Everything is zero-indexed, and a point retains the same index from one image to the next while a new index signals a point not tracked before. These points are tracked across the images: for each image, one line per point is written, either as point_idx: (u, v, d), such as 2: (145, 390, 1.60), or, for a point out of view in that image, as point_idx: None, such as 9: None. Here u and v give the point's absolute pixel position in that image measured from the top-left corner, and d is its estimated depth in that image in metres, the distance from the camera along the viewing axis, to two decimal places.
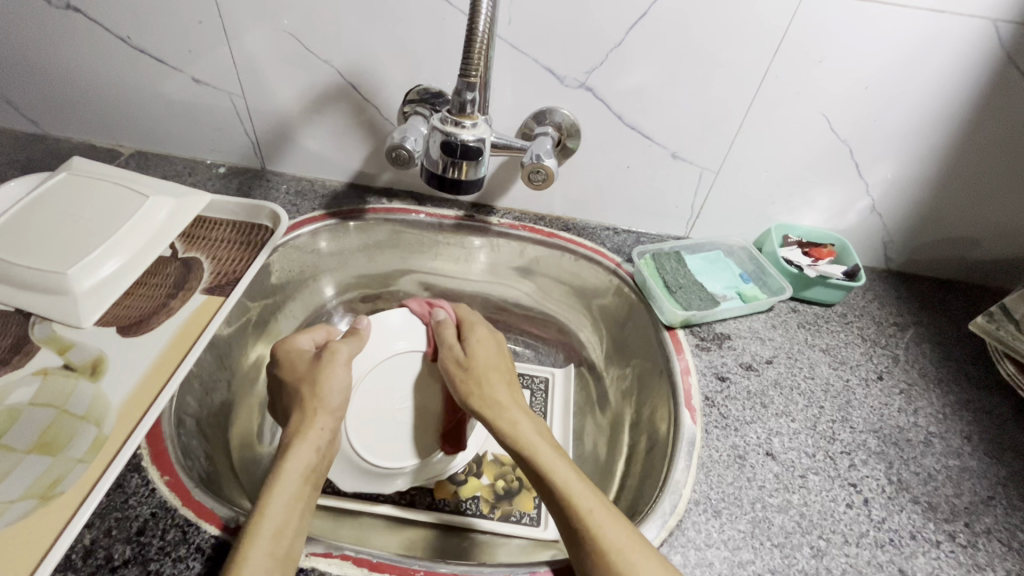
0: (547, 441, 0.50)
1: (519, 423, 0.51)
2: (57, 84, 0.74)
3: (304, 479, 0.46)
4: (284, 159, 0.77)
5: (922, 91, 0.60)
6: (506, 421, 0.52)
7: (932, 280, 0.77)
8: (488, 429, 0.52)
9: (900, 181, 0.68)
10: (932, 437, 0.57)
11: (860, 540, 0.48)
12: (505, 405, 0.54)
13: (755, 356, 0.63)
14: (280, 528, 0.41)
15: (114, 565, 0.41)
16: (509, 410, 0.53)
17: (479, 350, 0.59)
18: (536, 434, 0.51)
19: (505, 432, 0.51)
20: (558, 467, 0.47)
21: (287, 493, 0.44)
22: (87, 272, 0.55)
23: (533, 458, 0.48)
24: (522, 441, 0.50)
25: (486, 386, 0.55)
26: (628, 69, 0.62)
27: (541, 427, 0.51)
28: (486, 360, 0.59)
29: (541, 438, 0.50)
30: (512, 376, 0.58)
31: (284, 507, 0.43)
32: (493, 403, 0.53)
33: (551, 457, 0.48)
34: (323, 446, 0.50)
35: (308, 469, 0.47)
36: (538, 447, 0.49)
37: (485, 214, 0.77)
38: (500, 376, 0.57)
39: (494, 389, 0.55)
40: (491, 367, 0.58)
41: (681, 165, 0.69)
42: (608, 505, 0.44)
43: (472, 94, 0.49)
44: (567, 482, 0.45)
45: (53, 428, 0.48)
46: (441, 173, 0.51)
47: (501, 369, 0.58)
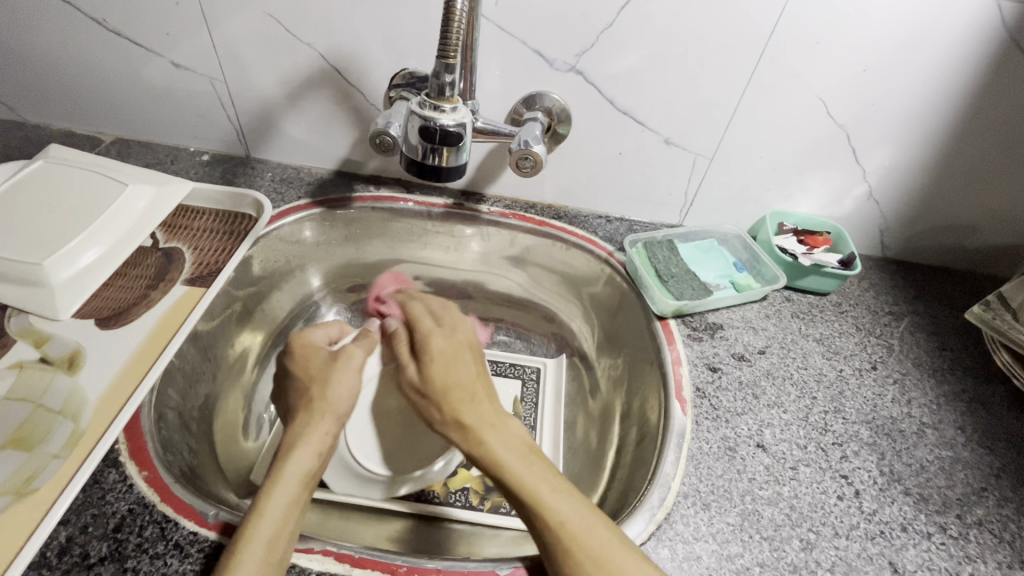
0: (517, 447, 0.47)
1: (481, 419, 0.49)
2: (32, 69, 0.72)
3: (302, 483, 0.45)
4: (268, 146, 0.75)
5: (922, 74, 0.58)
6: (467, 414, 0.49)
7: (929, 268, 0.76)
8: (453, 427, 0.49)
9: (897, 167, 0.66)
10: (925, 428, 0.56)
11: (851, 533, 0.48)
12: (465, 394, 0.51)
13: (748, 347, 0.62)
14: (275, 534, 0.40)
15: (91, 562, 0.40)
16: (471, 399, 0.50)
17: (435, 340, 0.56)
18: (501, 432, 0.48)
19: (466, 429, 0.48)
20: (531, 473, 0.45)
21: (286, 496, 0.43)
22: (63, 263, 0.53)
23: (497, 460, 0.46)
24: (485, 438, 0.47)
25: (444, 376, 0.52)
26: (620, 52, 0.60)
27: (513, 432, 0.48)
28: (441, 348, 0.56)
29: (507, 437, 0.47)
30: (476, 361, 0.55)
31: (282, 512, 0.42)
32: (454, 394, 0.51)
33: (525, 461, 0.46)
34: (326, 448, 0.48)
35: (308, 472, 0.46)
36: (503, 446, 0.47)
37: (475, 202, 0.75)
38: (458, 361, 0.54)
39: (462, 388, 0.51)
40: (449, 353, 0.55)
41: (674, 151, 0.67)
42: (586, 510, 0.43)
43: (450, 76, 0.47)
44: (538, 495, 0.43)
45: (28, 422, 0.47)
46: (421, 160, 0.50)
47: (459, 350, 0.55)
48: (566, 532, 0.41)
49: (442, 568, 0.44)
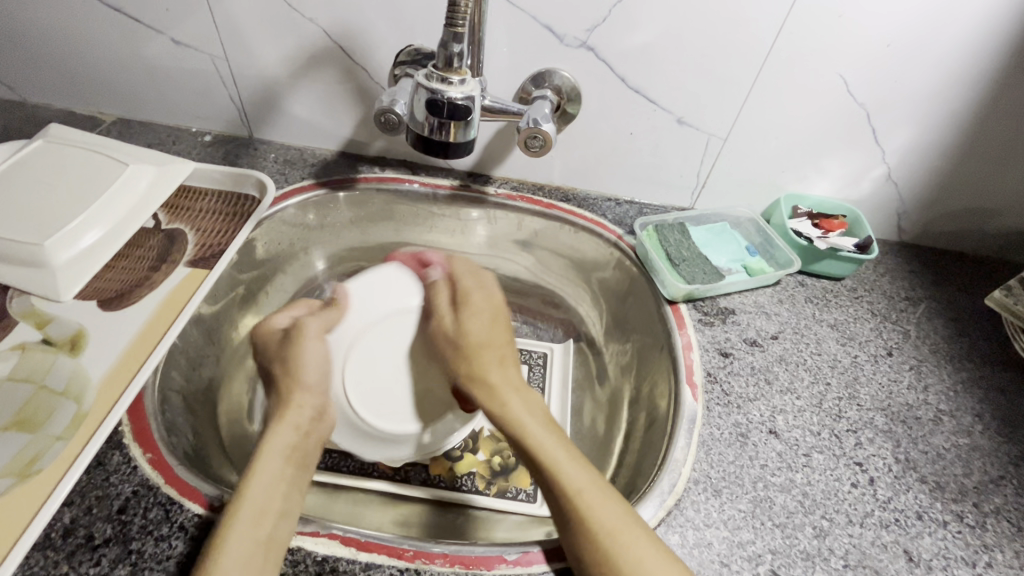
0: (539, 416, 0.47)
1: (507, 381, 0.49)
2: (31, 47, 0.70)
3: (287, 459, 0.45)
4: (271, 126, 0.74)
5: (948, 50, 0.56)
6: (492, 374, 0.50)
7: (946, 253, 0.74)
8: (474, 382, 0.50)
9: (918, 148, 0.64)
10: (942, 415, 0.55)
11: (865, 520, 0.47)
12: (490, 355, 0.52)
13: (760, 332, 0.61)
14: (262, 507, 0.40)
15: (95, 544, 0.40)
16: (497, 363, 0.51)
17: (476, 296, 0.57)
18: (525, 398, 0.48)
19: (491, 387, 0.49)
20: (548, 439, 0.44)
21: (269, 475, 0.43)
22: (64, 244, 0.52)
23: (517, 418, 0.46)
24: (508, 399, 0.48)
25: (473, 331, 0.54)
26: (633, 27, 0.58)
27: (537, 402, 0.48)
28: (478, 307, 0.56)
29: (531, 405, 0.47)
30: (506, 331, 0.55)
31: (267, 487, 0.42)
32: (478, 351, 0.52)
33: (545, 427, 0.46)
34: (303, 424, 0.48)
35: (290, 450, 0.45)
36: (523, 409, 0.47)
37: (482, 184, 0.74)
38: (491, 327, 0.54)
39: (490, 348, 0.52)
40: (484, 315, 0.55)
41: (687, 132, 0.66)
42: (602, 483, 0.42)
43: (458, 45, 0.46)
44: (555, 458, 0.43)
45: (31, 403, 0.46)
46: (428, 135, 0.48)
47: (494, 322, 0.55)
48: (581, 502, 0.40)
49: (449, 553, 0.43)
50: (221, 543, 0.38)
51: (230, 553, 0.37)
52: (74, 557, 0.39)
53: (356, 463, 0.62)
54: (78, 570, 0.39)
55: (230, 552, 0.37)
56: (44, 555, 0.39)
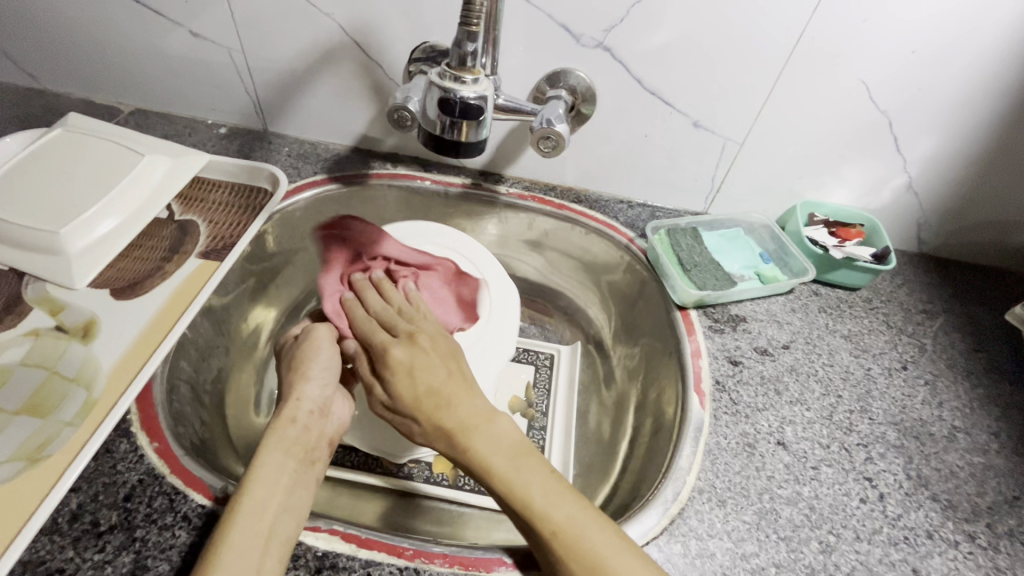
0: (508, 450, 0.43)
1: (469, 418, 0.44)
2: (53, 35, 0.71)
3: (288, 456, 0.44)
4: (285, 120, 0.74)
5: (976, 57, 0.55)
6: (453, 414, 0.45)
7: (966, 266, 0.73)
8: (433, 434, 0.45)
9: (941, 157, 0.63)
10: (956, 432, 0.54)
11: (873, 537, 0.46)
12: (445, 397, 0.46)
13: (771, 341, 0.60)
14: (262, 505, 0.40)
15: (101, 530, 0.41)
16: (447, 404, 0.45)
17: (397, 349, 0.49)
18: (489, 430, 0.44)
19: (450, 434, 0.44)
20: (522, 475, 0.41)
21: (269, 471, 0.42)
22: (79, 232, 0.53)
23: (483, 458, 0.42)
24: (469, 438, 0.43)
25: (424, 381, 0.46)
26: (650, 27, 0.57)
27: (502, 431, 0.44)
28: (412, 355, 0.48)
29: (495, 437, 0.43)
30: (449, 361, 0.49)
31: (266, 483, 0.41)
32: (427, 401, 0.45)
33: (515, 463, 0.42)
34: (301, 419, 0.48)
35: (288, 450, 0.45)
36: (489, 448, 0.43)
37: (493, 183, 0.73)
38: (430, 363, 0.48)
39: (437, 385, 0.46)
40: (415, 359, 0.48)
41: (703, 135, 0.65)
42: (588, 511, 0.40)
43: (473, 44, 0.45)
44: (528, 500, 0.40)
45: (43, 388, 0.47)
46: (440, 134, 0.48)
47: (426, 352, 0.49)
48: (562, 539, 0.38)
49: (449, 553, 0.43)
50: (224, 538, 0.38)
51: (231, 547, 0.37)
52: (80, 542, 0.40)
53: (359, 457, 0.62)
54: (83, 555, 0.39)
55: (232, 547, 0.37)
56: (50, 540, 0.40)
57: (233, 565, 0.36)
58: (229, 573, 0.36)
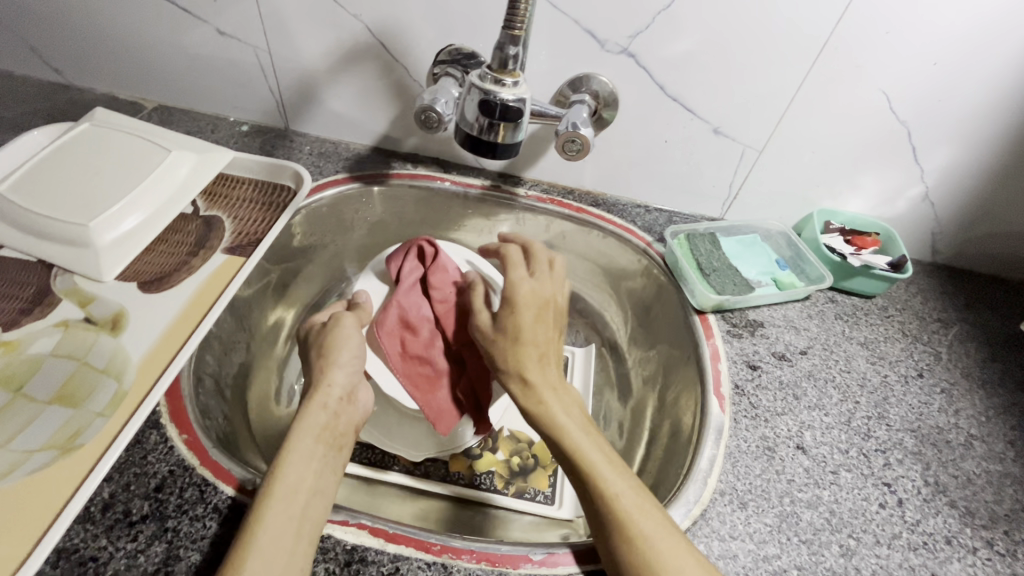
0: (577, 415, 0.47)
1: (553, 380, 0.49)
2: (80, 30, 0.72)
3: (318, 442, 0.44)
4: (307, 119, 0.75)
5: (995, 69, 0.55)
6: (536, 373, 0.49)
7: (979, 276, 0.73)
8: (515, 380, 0.49)
9: (957, 168, 0.64)
10: (973, 440, 0.54)
11: (892, 542, 0.46)
12: (541, 352, 0.50)
13: (789, 346, 0.60)
14: (293, 491, 0.40)
15: (133, 519, 0.41)
16: (542, 356, 0.50)
17: (522, 290, 0.53)
18: (561, 396, 0.48)
19: (530, 385, 0.49)
20: (591, 442, 0.45)
21: (301, 457, 0.42)
22: (109, 225, 0.54)
23: (557, 416, 0.46)
24: (545, 398, 0.48)
25: (527, 331, 0.51)
26: (675, 34, 0.58)
27: (573, 398, 0.49)
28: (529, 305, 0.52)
29: (566, 402, 0.48)
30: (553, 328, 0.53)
31: (297, 470, 0.41)
32: (527, 349, 0.50)
33: (584, 429, 0.46)
34: (331, 404, 0.47)
35: (320, 436, 0.44)
36: (562, 411, 0.47)
37: (512, 185, 0.74)
38: (541, 324, 0.52)
39: (533, 344, 0.51)
40: (532, 310, 0.52)
41: (722, 142, 0.65)
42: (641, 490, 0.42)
43: (515, 48, 0.46)
44: (593, 463, 0.43)
45: (73, 379, 0.47)
46: (478, 135, 0.49)
47: (540, 320, 0.52)
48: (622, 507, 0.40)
49: (475, 549, 0.43)
50: (258, 520, 0.38)
51: (265, 530, 0.38)
52: (112, 531, 0.40)
53: (377, 455, 0.62)
54: (116, 544, 0.40)
55: (265, 531, 0.38)
56: (84, 528, 0.40)
57: (266, 549, 0.37)
58: (263, 556, 0.36)
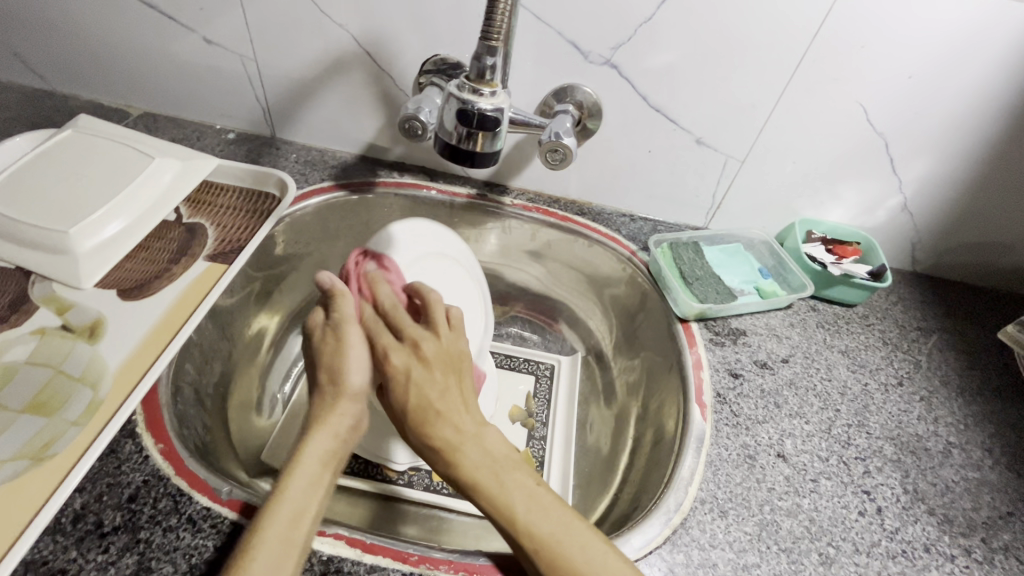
0: (501, 464, 0.42)
1: (461, 437, 0.43)
2: (65, 38, 0.71)
3: (326, 464, 0.42)
4: (294, 127, 0.75)
5: (968, 84, 0.57)
6: (442, 431, 0.43)
7: (958, 285, 0.74)
8: (424, 449, 0.43)
9: (935, 179, 0.65)
10: (951, 448, 0.55)
11: (872, 550, 0.47)
12: (435, 411, 0.44)
13: (771, 354, 0.61)
14: (295, 513, 0.38)
15: (105, 531, 0.40)
16: (438, 417, 0.44)
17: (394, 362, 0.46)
18: (474, 447, 0.42)
19: (442, 450, 0.42)
20: (508, 487, 0.41)
21: (302, 484, 0.39)
22: (89, 232, 0.53)
23: (473, 474, 0.41)
24: (463, 454, 0.42)
25: (418, 394, 0.44)
26: (658, 47, 0.59)
27: (490, 444, 0.43)
28: (410, 371, 0.45)
29: (487, 451, 0.43)
30: (451, 374, 0.46)
31: (303, 490, 0.39)
32: (421, 417, 0.43)
33: (503, 477, 0.41)
34: (343, 432, 0.44)
35: (326, 457, 0.42)
36: (480, 461, 0.42)
37: (498, 194, 0.74)
38: (426, 373, 0.45)
39: (433, 405, 0.44)
40: (419, 375, 0.45)
41: (705, 152, 0.66)
42: None
43: (492, 58, 0.47)
44: (514, 515, 0.39)
45: (48, 388, 0.47)
46: (456, 143, 0.49)
47: (428, 363, 0.46)
48: (546, 553, 0.38)
49: (453, 559, 0.43)
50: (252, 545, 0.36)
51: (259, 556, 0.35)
52: (83, 543, 0.40)
53: (360, 465, 0.62)
54: (87, 556, 0.39)
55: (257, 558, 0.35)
56: (53, 540, 0.39)
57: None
58: None
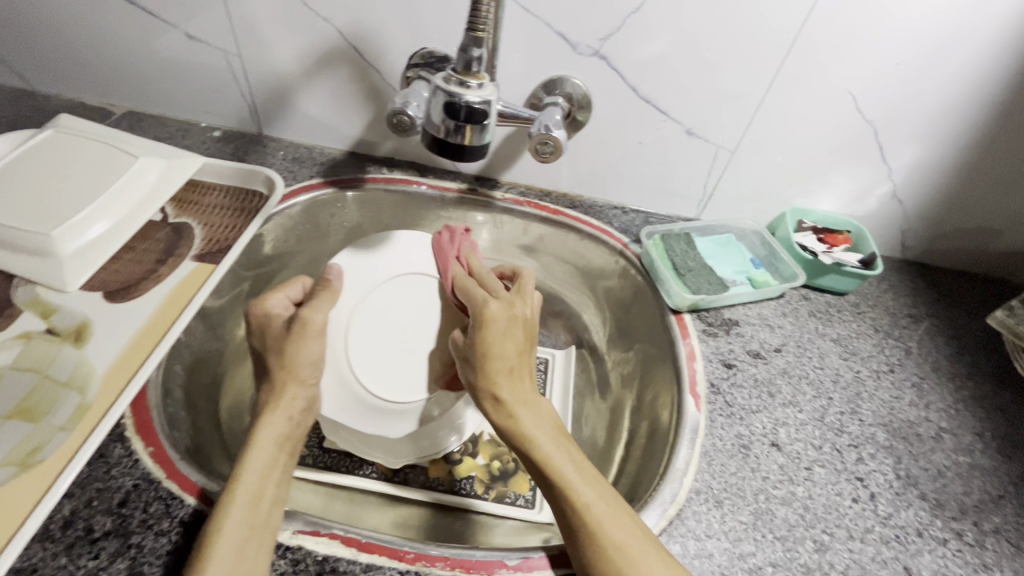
0: (551, 430, 0.45)
1: (523, 396, 0.46)
2: (42, 35, 0.70)
3: (279, 446, 0.45)
4: (281, 124, 0.74)
5: (955, 73, 0.57)
6: (512, 389, 0.46)
7: (948, 272, 0.75)
8: (487, 398, 0.46)
9: (924, 167, 0.65)
10: (942, 433, 0.55)
11: (865, 536, 0.47)
12: (506, 368, 0.46)
13: (763, 344, 0.61)
14: (256, 494, 0.41)
15: (95, 536, 0.40)
16: (507, 374, 0.46)
17: (490, 309, 0.50)
18: (534, 409, 0.45)
19: (506, 402, 0.45)
20: (560, 450, 0.43)
21: (260, 459, 0.43)
22: (73, 234, 0.52)
23: (533, 432, 0.44)
24: (517, 412, 0.45)
25: (497, 348, 0.47)
26: (646, 37, 0.58)
27: (547, 413, 0.46)
28: (498, 321, 0.49)
29: (541, 416, 0.45)
30: (527, 344, 0.49)
31: (259, 474, 0.42)
32: (493, 368, 0.46)
33: (555, 442, 0.44)
34: (296, 414, 0.48)
35: (281, 436, 0.46)
36: (533, 422, 0.45)
37: (489, 188, 0.74)
38: (506, 332, 0.48)
39: (503, 359, 0.47)
40: (504, 329, 0.49)
41: (696, 142, 0.66)
42: (633, 527, 0.40)
43: (479, 50, 0.46)
44: (563, 474, 0.42)
45: (34, 393, 0.46)
46: (443, 137, 0.49)
47: (514, 324, 0.50)
48: (587, 515, 0.40)
49: (450, 556, 0.43)
50: (220, 521, 0.39)
51: (227, 530, 0.38)
52: (73, 549, 0.39)
53: (355, 463, 0.62)
54: (77, 562, 0.39)
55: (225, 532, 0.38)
56: (43, 547, 0.39)
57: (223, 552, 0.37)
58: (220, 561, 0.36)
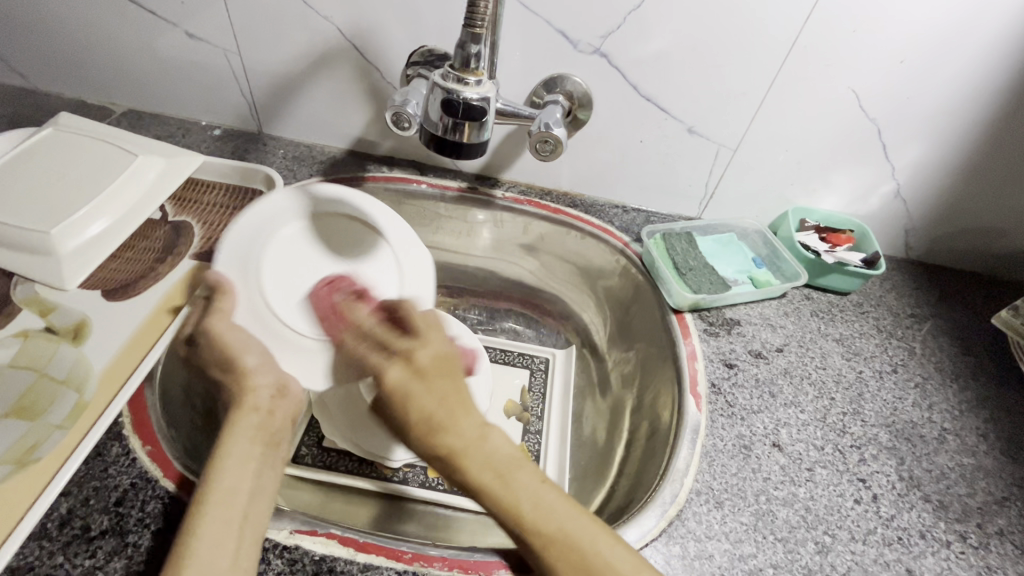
0: (501, 465, 0.39)
1: (462, 444, 0.39)
2: (43, 33, 0.70)
3: (253, 440, 0.42)
4: (281, 123, 0.74)
5: (959, 71, 0.56)
6: (446, 440, 0.39)
7: (952, 272, 0.74)
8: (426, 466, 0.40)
9: (928, 166, 0.64)
10: (946, 434, 0.55)
11: (867, 538, 0.46)
12: (438, 422, 0.39)
13: (765, 344, 0.61)
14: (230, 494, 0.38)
15: (91, 535, 0.40)
16: (439, 428, 0.39)
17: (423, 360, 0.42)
18: (477, 452, 0.39)
19: (446, 460, 0.39)
20: (514, 488, 0.38)
21: (236, 458, 0.40)
22: (72, 232, 0.52)
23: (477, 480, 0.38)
24: (463, 464, 0.39)
25: (418, 408, 0.40)
26: (647, 34, 0.58)
27: (494, 450, 0.39)
28: (403, 387, 0.41)
29: (488, 457, 0.39)
30: (452, 382, 0.41)
31: (235, 472, 0.39)
32: (423, 432, 0.39)
33: (506, 480, 0.38)
34: (263, 406, 0.44)
35: (253, 434, 0.42)
36: (481, 465, 0.39)
37: (489, 187, 0.73)
38: (421, 390, 0.40)
39: (430, 414, 0.40)
40: (413, 386, 0.41)
41: (697, 141, 0.65)
42: (623, 551, 0.37)
43: (476, 46, 0.46)
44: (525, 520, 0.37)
45: (32, 392, 0.46)
46: (443, 135, 0.49)
47: (425, 377, 0.41)
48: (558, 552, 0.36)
49: (448, 556, 0.43)
50: (196, 528, 0.36)
51: (202, 537, 0.36)
52: (69, 548, 0.39)
53: (354, 463, 0.61)
54: (73, 561, 0.38)
55: (202, 537, 0.36)
56: (39, 546, 0.39)
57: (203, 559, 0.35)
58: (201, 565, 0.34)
